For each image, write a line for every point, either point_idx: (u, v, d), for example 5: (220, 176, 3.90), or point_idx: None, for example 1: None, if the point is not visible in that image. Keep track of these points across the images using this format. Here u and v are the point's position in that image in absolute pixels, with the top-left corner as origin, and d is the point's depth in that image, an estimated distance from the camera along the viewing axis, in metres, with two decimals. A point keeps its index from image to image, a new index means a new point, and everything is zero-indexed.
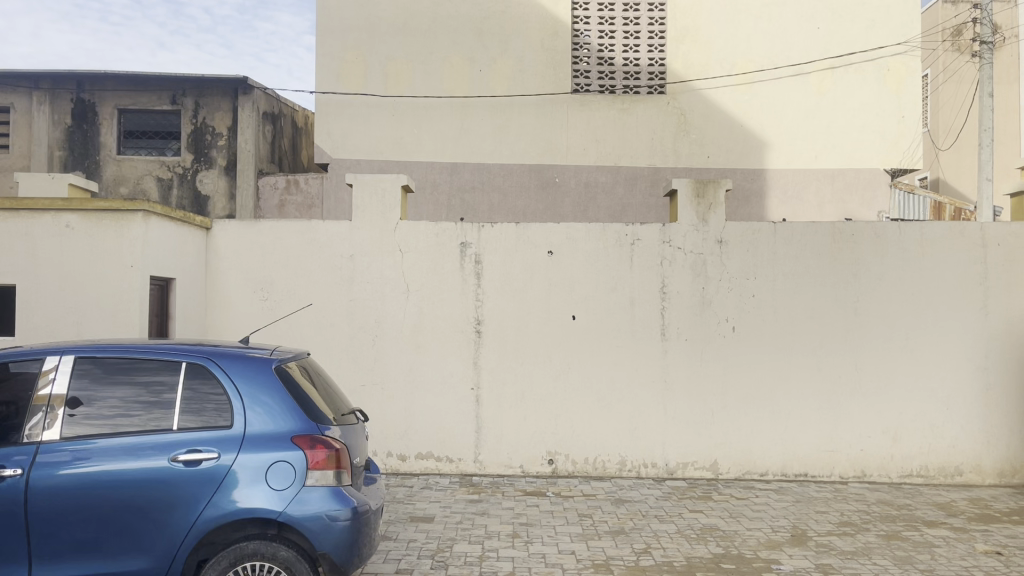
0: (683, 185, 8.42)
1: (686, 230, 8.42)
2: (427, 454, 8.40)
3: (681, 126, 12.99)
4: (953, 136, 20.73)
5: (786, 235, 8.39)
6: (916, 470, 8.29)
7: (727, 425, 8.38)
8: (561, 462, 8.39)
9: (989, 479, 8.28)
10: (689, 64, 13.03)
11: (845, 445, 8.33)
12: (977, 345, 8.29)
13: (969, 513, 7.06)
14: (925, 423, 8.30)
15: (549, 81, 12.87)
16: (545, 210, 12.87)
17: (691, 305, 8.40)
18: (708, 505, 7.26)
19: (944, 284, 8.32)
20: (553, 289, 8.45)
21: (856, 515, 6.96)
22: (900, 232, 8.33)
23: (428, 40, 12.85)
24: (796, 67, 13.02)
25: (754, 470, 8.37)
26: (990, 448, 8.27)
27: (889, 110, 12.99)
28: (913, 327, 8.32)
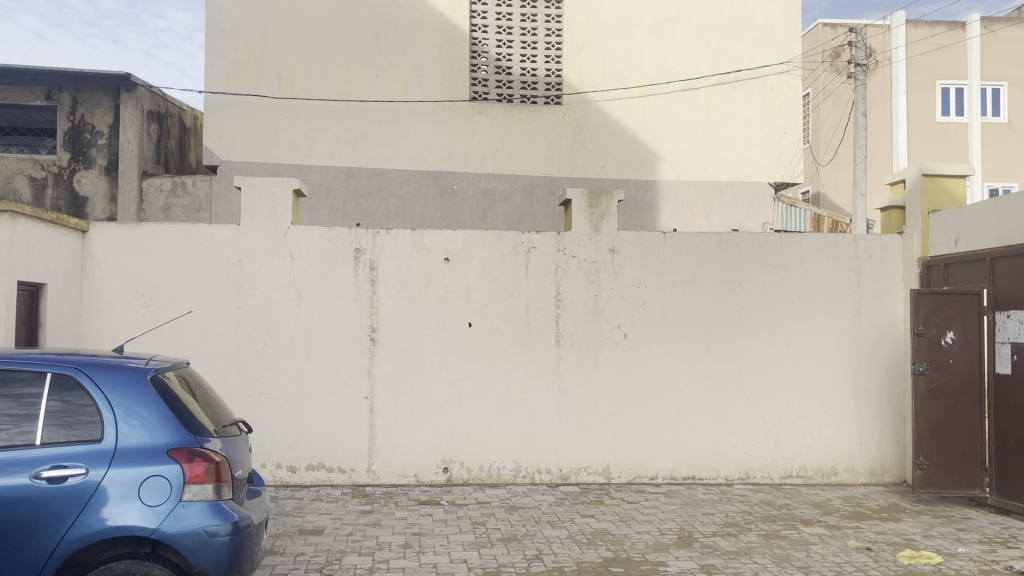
0: (577, 194, 8.56)
1: (579, 238, 8.56)
2: (318, 465, 8.21)
3: (577, 136, 13.21)
4: (831, 151, 21.93)
5: (675, 244, 8.63)
6: (795, 471, 8.66)
7: (618, 430, 8.54)
8: (455, 470, 8.36)
9: (861, 478, 8.72)
10: (585, 75, 13.27)
11: (731, 449, 8.63)
12: (850, 351, 8.74)
13: (843, 511, 7.42)
14: (803, 426, 8.69)
15: (447, 88, 12.85)
16: (442, 217, 12.84)
17: (584, 312, 8.54)
18: (599, 509, 7.38)
19: (821, 293, 8.74)
20: (449, 296, 8.42)
21: (739, 516, 7.21)
22: (782, 243, 8.70)
23: (323, 42, 12.62)
24: (687, 82, 13.45)
25: (644, 474, 8.55)
26: (863, 449, 8.72)
27: (772, 126, 13.59)
28: (793, 333, 8.70)
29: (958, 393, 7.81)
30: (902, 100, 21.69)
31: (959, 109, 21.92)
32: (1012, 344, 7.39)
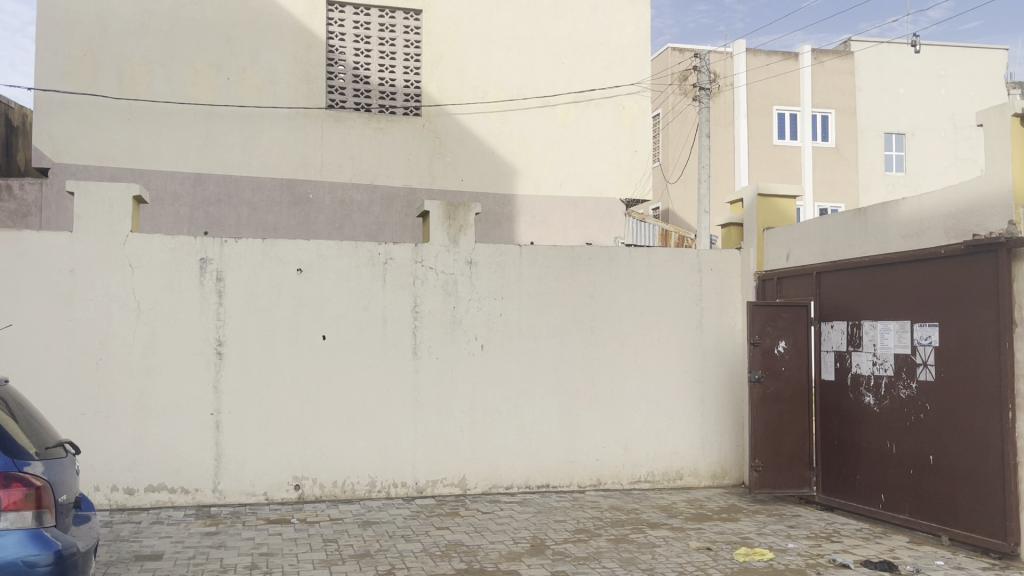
0: (434, 206, 8.58)
1: (437, 250, 8.58)
2: (158, 486, 7.79)
3: (436, 148, 13.24)
4: (679, 169, 23.02)
5: (531, 257, 8.80)
6: (643, 476, 8.99)
7: (474, 441, 8.59)
8: (308, 487, 8.14)
9: (704, 481, 9.16)
10: (444, 88, 13.31)
11: (583, 456, 8.86)
12: (694, 360, 9.19)
13: (686, 513, 7.78)
14: (651, 433, 9.04)
15: (302, 96, 12.57)
16: (297, 227, 12.52)
17: (441, 324, 8.54)
18: (454, 521, 7.38)
19: (668, 304, 9.14)
20: (301, 308, 8.21)
21: (590, 522, 7.41)
22: (631, 256, 9.05)
23: (169, 42, 12.04)
24: (543, 99, 13.77)
25: (500, 484, 8.64)
26: (706, 453, 9.17)
27: (624, 144, 14.13)
28: (641, 344, 9.05)
29: (790, 399, 8.35)
30: (743, 123, 23.11)
31: (794, 133, 23.53)
32: (835, 352, 8.01)
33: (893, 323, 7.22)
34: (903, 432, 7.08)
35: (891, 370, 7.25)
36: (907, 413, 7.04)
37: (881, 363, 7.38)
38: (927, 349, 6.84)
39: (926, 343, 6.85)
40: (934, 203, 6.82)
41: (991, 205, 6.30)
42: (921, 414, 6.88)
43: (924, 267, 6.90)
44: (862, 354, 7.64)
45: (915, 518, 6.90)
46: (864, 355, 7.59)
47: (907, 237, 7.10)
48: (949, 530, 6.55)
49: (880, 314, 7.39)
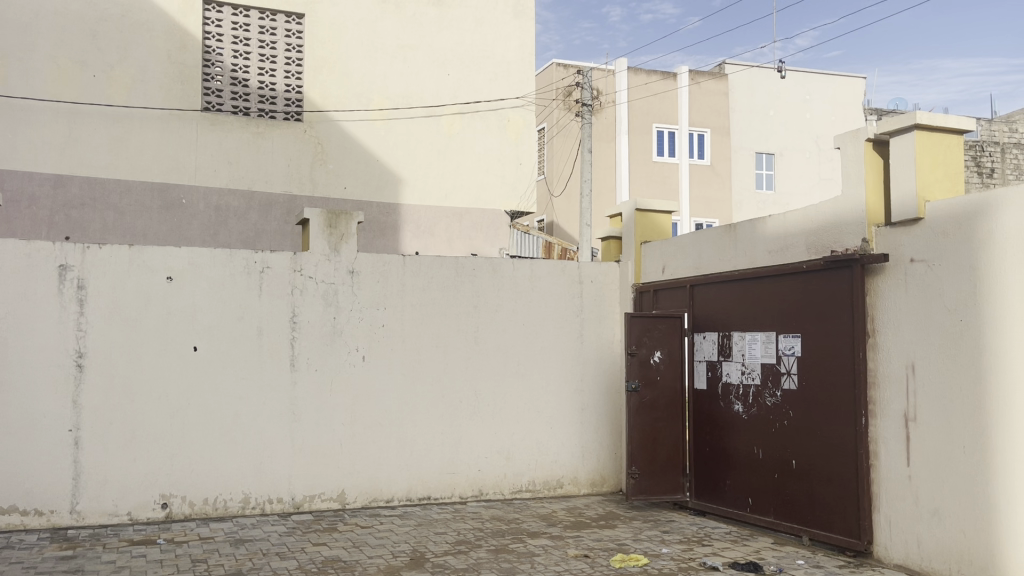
0: (314, 214, 8.42)
1: (317, 259, 8.40)
2: (9, 509, 7.25)
3: (318, 155, 12.99)
4: (563, 182, 23.42)
5: (414, 267, 8.75)
6: (524, 486, 9.06)
7: (354, 454, 8.43)
8: (176, 505, 7.78)
9: (583, 489, 9.32)
10: (327, 95, 13.08)
11: (464, 467, 8.84)
12: (575, 370, 9.35)
13: (565, 522, 7.89)
14: (532, 442, 9.13)
15: (176, 97, 12.07)
16: (168, 232, 12.00)
17: (321, 334, 8.36)
18: (331, 537, 7.21)
19: (549, 315, 9.28)
20: (171, 318, 7.85)
21: (470, 533, 7.39)
22: (514, 268, 9.15)
23: (28, 35, 11.31)
24: (429, 109, 13.75)
25: (380, 497, 8.50)
26: (585, 461, 9.34)
27: (509, 156, 14.27)
28: (523, 354, 9.14)
29: (665, 407, 8.61)
30: (624, 140, 23.80)
31: (672, 150, 24.41)
32: (707, 362, 8.32)
33: (760, 334, 7.57)
34: (769, 438, 7.42)
35: (758, 378, 7.59)
36: (772, 420, 7.39)
37: (749, 373, 7.71)
38: (791, 359, 7.20)
39: (790, 353, 7.21)
40: (797, 221, 7.21)
41: (847, 224, 6.74)
42: (785, 421, 7.24)
43: (787, 280, 7.28)
44: (731, 364, 7.97)
45: (780, 520, 7.24)
46: (734, 365, 7.92)
47: (772, 252, 7.49)
48: (809, 530, 6.90)
49: (748, 325, 7.73)
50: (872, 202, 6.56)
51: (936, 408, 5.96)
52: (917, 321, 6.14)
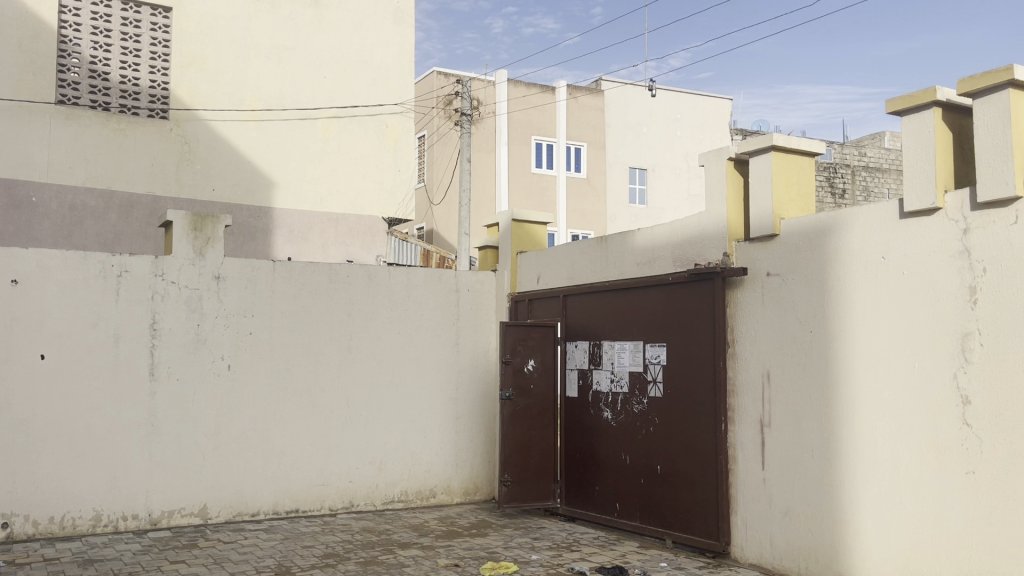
0: (178, 216, 8.05)
1: (180, 264, 8.04)
2: None
3: (185, 155, 12.48)
4: (442, 190, 23.37)
5: (284, 273, 8.52)
6: (396, 496, 8.96)
7: (218, 467, 8.11)
8: (17, 525, 7.22)
9: (456, 498, 9.30)
10: (195, 92, 12.57)
11: (334, 478, 8.66)
12: (449, 379, 9.33)
13: (436, 531, 7.86)
14: (404, 451, 9.04)
15: (28, 88, 11.27)
16: (15, 232, 11.20)
17: (183, 342, 8.01)
18: (190, 554, 6.89)
19: (424, 323, 9.23)
20: (15, 324, 7.32)
21: (339, 546, 7.23)
22: (389, 276, 9.06)
23: None
24: (304, 112, 13.54)
25: (245, 511, 8.21)
26: (459, 470, 9.32)
27: (387, 162, 14.21)
28: (397, 362, 9.05)
29: (537, 415, 8.71)
30: (503, 150, 24.03)
31: (550, 162, 24.84)
32: (579, 370, 8.49)
33: (628, 343, 7.78)
34: (636, 445, 7.64)
35: (626, 386, 7.80)
36: (639, 427, 7.60)
37: (618, 381, 7.92)
38: (657, 367, 7.44)
39: (655, 362, 7.46)
40: (664, 234, 7.49)
41: (710, 239, 7.05)
42: (651, 427, 7.47)
43: (653, 292, 7.53)
44: (601, 372, 8.16)
45: (645, 524, 7.46)
46: (604, 373, 8.12)
47: (640, 264, 7.75)
48: (672, 533, 7.14)
49: (618, 334, 7.94)
50: (733, 219, 6.90)
51: (788, 414, 6.31)
52: (772, 332, 6.49)
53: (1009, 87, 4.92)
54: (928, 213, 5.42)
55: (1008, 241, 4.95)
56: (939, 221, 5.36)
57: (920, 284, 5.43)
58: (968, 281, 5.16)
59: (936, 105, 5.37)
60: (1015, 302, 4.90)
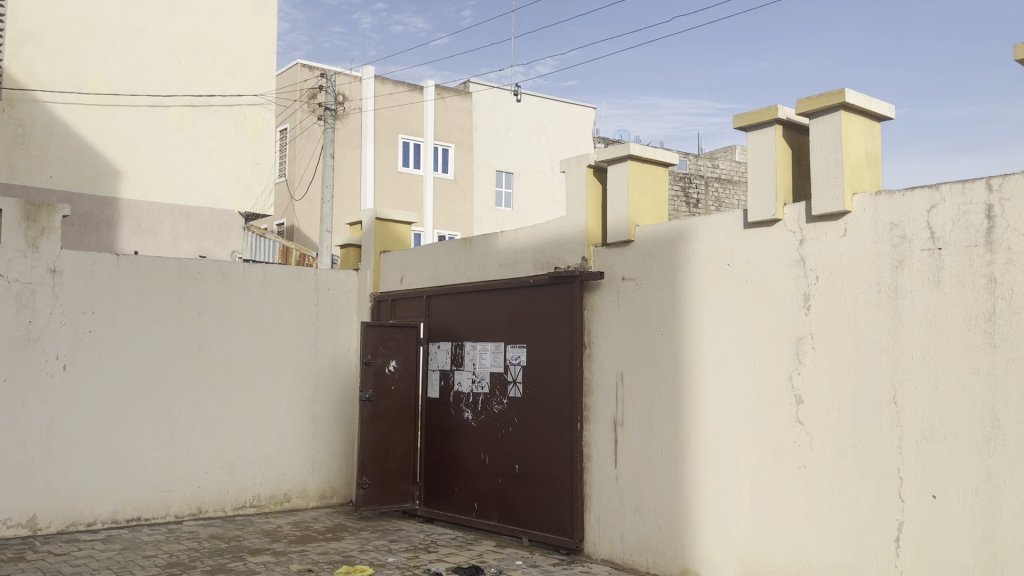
0: (8, 204, 7.45)
1: (10, 256, 7.45)
2: None
3: (18, 138, 11.73)
4: (304, 186, 22.70)
5: (129, 268, 8.06)
6: (248, 501, 8.64)
7: (51, 474, 7.55)
8: None
9: (312, 502, 9.06)
10: (31, 72, 11.96)
11: (181, 484, 8.26)
12: (306, 380, 9.09)
13: (290, 536, 7.64)
14: (258, 454, 8.74)
15: None
16: None
17: (12, 341, 7.42)
18: (16, 567, 6.39)
19: (281, 323, 8.96)
20: None
21: (184, 554, 6.90)
22: (245, 273, 8.74)
23: None
24: (155, 99, 13.04)
25: (81, 520, 7.68)
26: (315, 473, 9.09)
27: (244, 155, 13.92)
28: (251, 363, 8.73)
29: (397, 416, 8.62)
30: (369, 147, 23.68)
31: (417, 162, 24.70)
32: (440, 371, 8.47)
33: (490, 344, 7.84)
34: (495, 445, 7.71)
35: (487, 387, 7.86)
36: (499, 427, 7.68)
37: (479, 381, 7.97)
38: (517, 368, 7.53)
39: (515, 362, 7.55)
40: (526, 238, 7.61)
41: (569, 243, 7.23)
42: (509, 427, 7.56)
43: (514, 293, 7.63)
44: (462, 373, 8.18)
45: (502, 523, 7.55)
46: (465, 374, 8.14)
47: (503, 266, 7.84)
48: (528, 532, 7.25)
49: (479, 335, 7.98)
50: (591, 224, 7.09)
51: (640, 413, 6.55)
52: (627, 334, 6.71)
53: (840, 109, 5.31)
54: (769, 223, 5.76)
55: (837, 252, 5.34)
56: (778, 231, 5.71)
57: (762, 291, 5.77)
58: (803, 288, 5.53)
59: (777, 123, 5.73)
60: (843, 308, 5.30)
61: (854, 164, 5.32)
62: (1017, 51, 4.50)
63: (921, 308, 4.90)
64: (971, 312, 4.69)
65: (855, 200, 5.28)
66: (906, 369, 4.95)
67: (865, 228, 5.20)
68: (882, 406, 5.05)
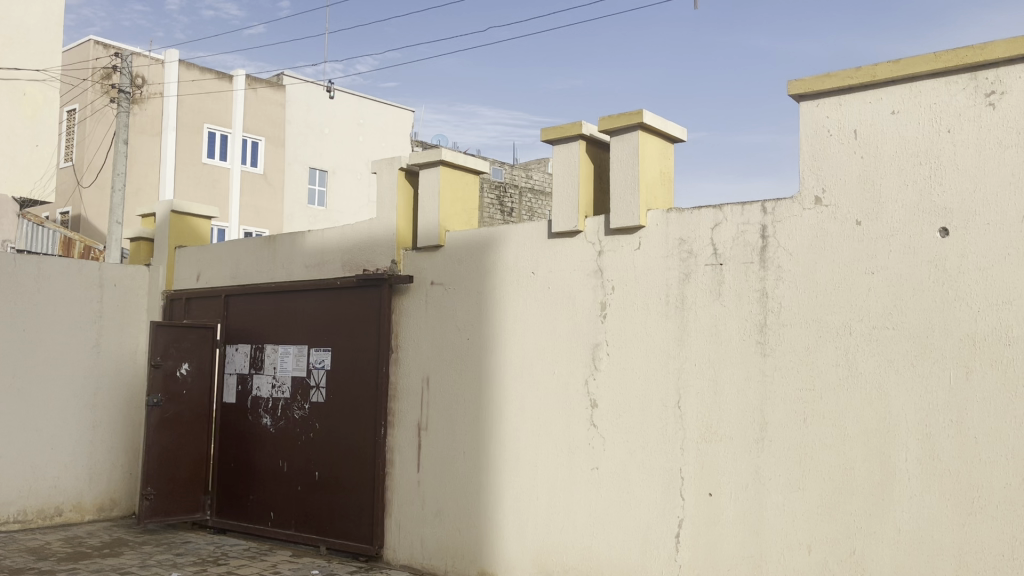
0: None
1: None
2: None
3: None
4: (93, 173, 20.90)
5: None
6: (11, 516, 7.83)
7: None
8: None
9: (87, 515, 8.34)
10: None
11: None
12: (85, 383, 8.37)
13: (60, 554, 6.99)
14: (24, 465, 7.94)
15: None
16: None
17: None
18: None
19: (58, 321, 8.20)
20: None
21: None
22: (15, 265, 7.93)
23: None
24: None
25: None
26: (92, 484, 8.38)
27: (24, 133, 13.95)
28: (20, 364, 7.93)
29: (189, 422, 8.11)
30: (170, 135, 22.23)
31: (223, 154, 23.49)
32: (237, 375, 8.08)
33: (292, 347, 7.57)
34: (294, 451, 7.45)
35: (287, 392, 7.58)
36: (298, 433, 7.43)
37: (279, 386, 7.67)
38: (320, 372, 7.32)
39: (318, 366, 7.34)
40: (333, 239, 7.45)
41: (378, 246, 7.14)
42: (310, 433, 7.34)
43: (319, 295, 7.43)
44: (262, 377, 7.85)
45: (299, 532, 7.31)
46: (264, 378, 7.81)
47: (309, 267, 7.62)
48: (326, 540, 7.07)
49: (281, 338, 7.69)
50: (402, 228, 7.05)
51: (443, 418, 6.57)
52: (433, 339, 6.72)
53: (638, 129, 5.61)
54: (571, 235, 5.97)
55: (632, 264, 5.62)
56: (579, 243, 5.93)
57: (562, 299, 5.97)
58: (600, 297, 5.78)
59: (581, 138, 5.97)
60: (636, 317, 5.59)
61: (649, 182, 5.63)
62: (791, 87, 4.95)
63: (704, 320, 5.27)
64: (746, 323, 5.10)
65: (649, 216, 5.59)
66: (689, 376, 5.30)
67: (657, 242, 5.51)
68: (667, 411, 5.37)
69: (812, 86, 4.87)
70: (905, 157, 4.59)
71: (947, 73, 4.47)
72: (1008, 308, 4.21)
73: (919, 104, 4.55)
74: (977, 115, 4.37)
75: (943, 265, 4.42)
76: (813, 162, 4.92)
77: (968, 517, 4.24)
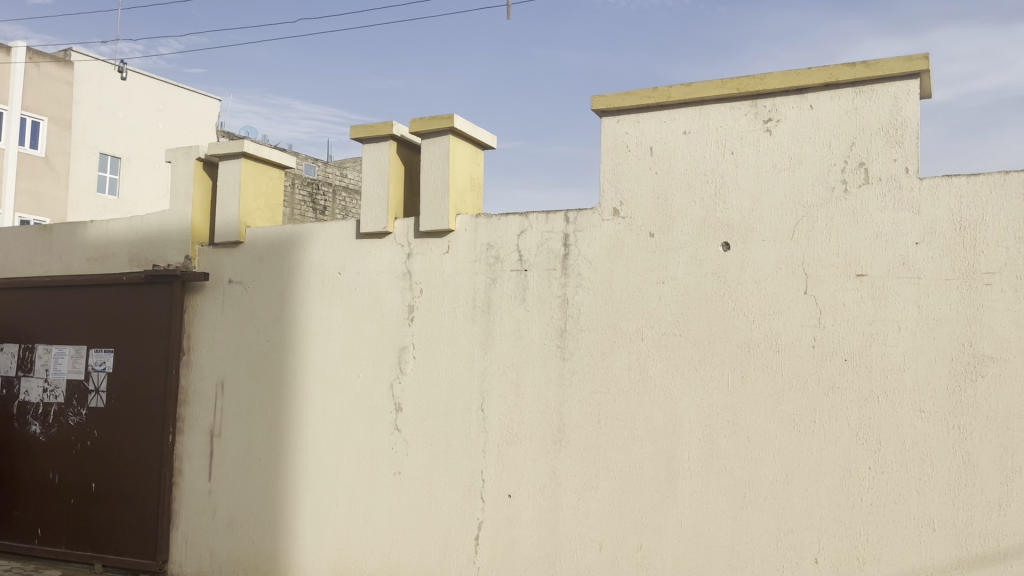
0: None
1: None
2: None
3: None
4: None
5: None
6: None
7: None
8: None
9: None
10: None
11: None
12: None
13: None
14: None
15: None
16: None
17: None
18: None
19: None
20: None
21: None
22: None
23: None
24: None
25: None
26: None
27: None
28: None
29: None
30: None
31: None
32: None
33: (68, 348, 6.91)
34: (67, 461, 6.80)
35: (61, 397, 6.90)
36: (73, 441, 6.79)
37: (51, 391, 6.97)
38: (100, 375, 6.73)
39: (99, 368, 6.74)
40: (119, 231, 6.91)
41: (171, 240, 6.69)
42: (86, 442, 6.72)
43: (100, 292, 6.82)
44: (31, 380, 7.09)
45: (71, 550, 6.68)
46: (34, 382, 7.06)
47: (91, 260, 7.01)
48: (102, 557, 6.50)
49: (55, 336, 7.00)
50: (198, 222, 6.65)
51: (238, 424, 6.25)
52: (229, 340, 6.38)
53: (448, 133, 5.62)
54: (378, 236, 5.88)
55: (440, 267, 5.62)
56: (386, 244, 5.85)
57: (369, 301, 5.86)
58: (407, 299, 5.73)
59: (391, 138, 5.90)
60: (441, 321, 5.59)
61: (458, 186, 5.66)
62: (595, 101, 5.15)
63: (509, 323, 5.35)
64: (548, 328, 5.23)
65: (458, 220, 5.61)
66: (493, 379, 5.37)
67: (465, 246, 5.55)
68: (470, 414, 5.41)
69: (614, 103, 5.09)
70: (694, 175, 4.90)
71: (732, 99, 4.83)
72: (778, 317, 4.60)
73: (708, 126, 4.89)
74: (756, 140, 4.75)
75: (724, 276, 4.76)
76: (612, 175, 5.15)
77: (741, 510, 4.58)
